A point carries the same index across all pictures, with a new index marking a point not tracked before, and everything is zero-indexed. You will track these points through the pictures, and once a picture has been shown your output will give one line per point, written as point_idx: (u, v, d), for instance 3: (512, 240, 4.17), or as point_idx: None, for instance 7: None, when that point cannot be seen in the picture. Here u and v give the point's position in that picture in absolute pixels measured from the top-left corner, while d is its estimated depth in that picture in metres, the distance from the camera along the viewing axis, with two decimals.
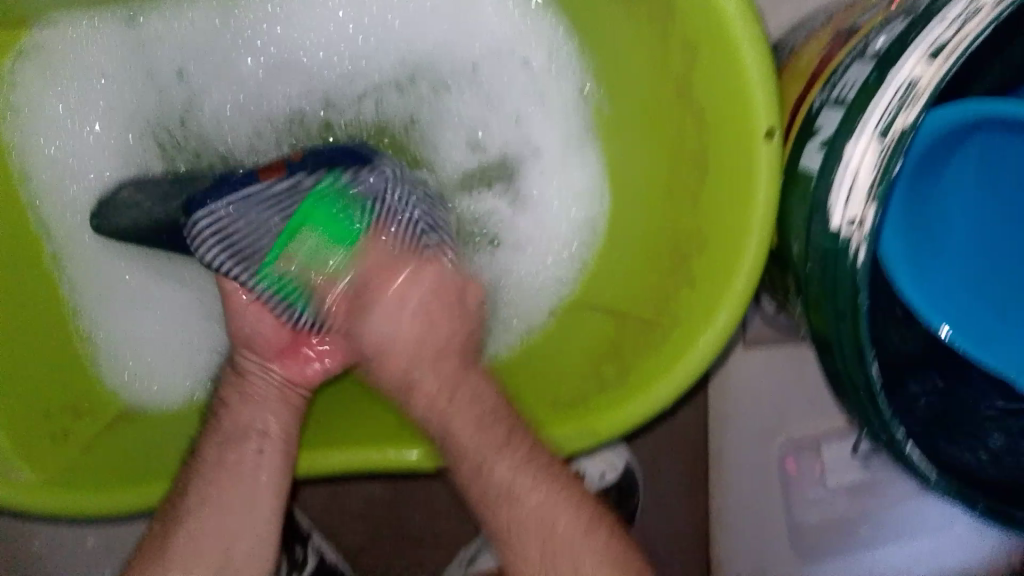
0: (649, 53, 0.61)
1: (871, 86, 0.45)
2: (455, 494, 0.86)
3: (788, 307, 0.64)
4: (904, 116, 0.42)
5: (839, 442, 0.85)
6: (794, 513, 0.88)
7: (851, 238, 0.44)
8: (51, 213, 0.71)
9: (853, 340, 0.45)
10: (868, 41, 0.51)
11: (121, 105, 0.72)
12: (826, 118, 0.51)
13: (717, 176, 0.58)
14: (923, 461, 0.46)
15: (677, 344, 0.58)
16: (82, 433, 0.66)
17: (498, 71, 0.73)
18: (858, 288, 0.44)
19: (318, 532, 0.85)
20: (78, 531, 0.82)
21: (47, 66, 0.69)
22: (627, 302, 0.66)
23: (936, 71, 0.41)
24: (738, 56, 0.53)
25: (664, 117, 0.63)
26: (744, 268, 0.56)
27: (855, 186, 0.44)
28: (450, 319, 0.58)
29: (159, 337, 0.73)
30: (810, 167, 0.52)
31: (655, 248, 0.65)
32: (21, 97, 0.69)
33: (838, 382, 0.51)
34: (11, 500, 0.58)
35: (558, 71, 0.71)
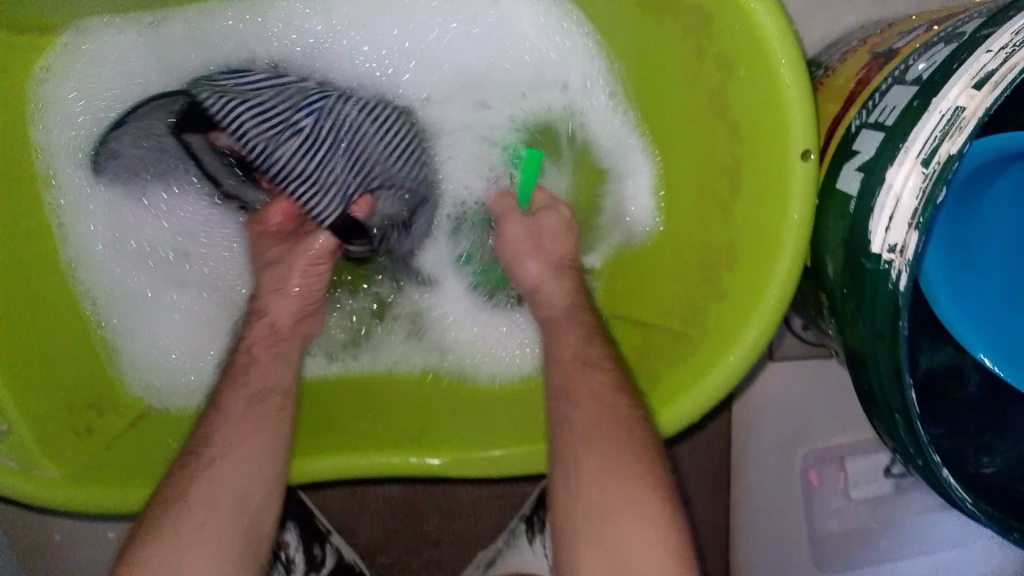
0: (684, 63, 0.60)
1: (914, 111, 0.44)
2: (474, 497, 0.86)
3: (819, 323, 0.63)
4: (949, 144, 0.41)
5: (864, 456, 0.84)
6: (815, 525, 0.86)
7: (892, 264, 0.43)
8: (75, 214, 0.71)
9: (891, 364, 0.44)
10: (909, 63, 0.50)
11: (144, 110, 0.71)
12: (866, 139, 0.50)
13: (751, 192, 0.57)
14: (959, 487, 0.45)
15: (705, 359, 0.58)
16: (106, 429, 0.67)
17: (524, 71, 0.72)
18: (899, 312, 0.43)
19: (336, 531, 0.85)
20: (99, 523, 0.83)
21: (73, 66, 0.68)
22: (653, 315, 0.65)
23: (982, 99, 0.40)
24: (777, 71, 0.52)
25: (697, 127, 0.62)
26: (777, 287, 0.55)
27: (897, 212, 0.43)
28: None
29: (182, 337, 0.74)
30: (848, 188, 0.51)
31: (683, 260, 0.64)
32: (46, 96, 0.68)
33: (872, 403, 0.50)
34: (36, 496, 0.59)
35: (590, 74, 0.70)
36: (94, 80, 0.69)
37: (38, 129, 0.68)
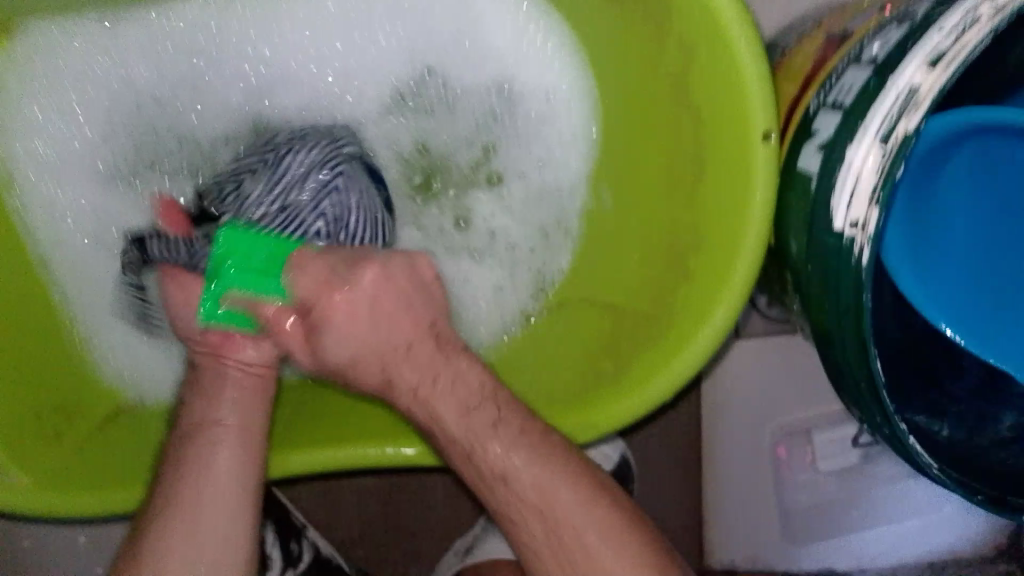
0: (644, 48, 0.61)
1: (871, 91, 0.45)
2: (450, 487, 0.86)
3: (784, 301, 0.64)
4: (906, 122, 0.42)
5: (831, 429, 0.85)
6: (784, 498, 0.88)
7: (855, 239, 0.44)
8: (39, 214, 0.70)
9: (856, 337, 0.46)
10: (863, 45, 0.51)
11: (108, 109, 0.71)
12: (824, 119, 0.51)
13: (715, 175, 0.57)
14: (924, 453, 0.46)
15: (673, 341, 0.59)
16: (78, 434, 0.66)
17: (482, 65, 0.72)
18: (862, 285, 0.44)
19: (313, 526, 0.85)
20: (73, 528, 0.82)
21: (22, 62, 0.67)
22: (622, 299, 0.66)
23: (936, 77, 0.41)
24: (735, 56, 0.53)
25: (657, 114, 0.63)
26: (741, 265, 0.56)
27: (857, 190, 0.44)
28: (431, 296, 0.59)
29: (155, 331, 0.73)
30: (808, 168, 0.52)
31: (649, 244, 0.65)
32: (1, 102, 0.67)
33: (839, 376, 0.51)
34: (9, 503, 0.58)
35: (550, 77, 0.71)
36: (54, 82, 0.69)
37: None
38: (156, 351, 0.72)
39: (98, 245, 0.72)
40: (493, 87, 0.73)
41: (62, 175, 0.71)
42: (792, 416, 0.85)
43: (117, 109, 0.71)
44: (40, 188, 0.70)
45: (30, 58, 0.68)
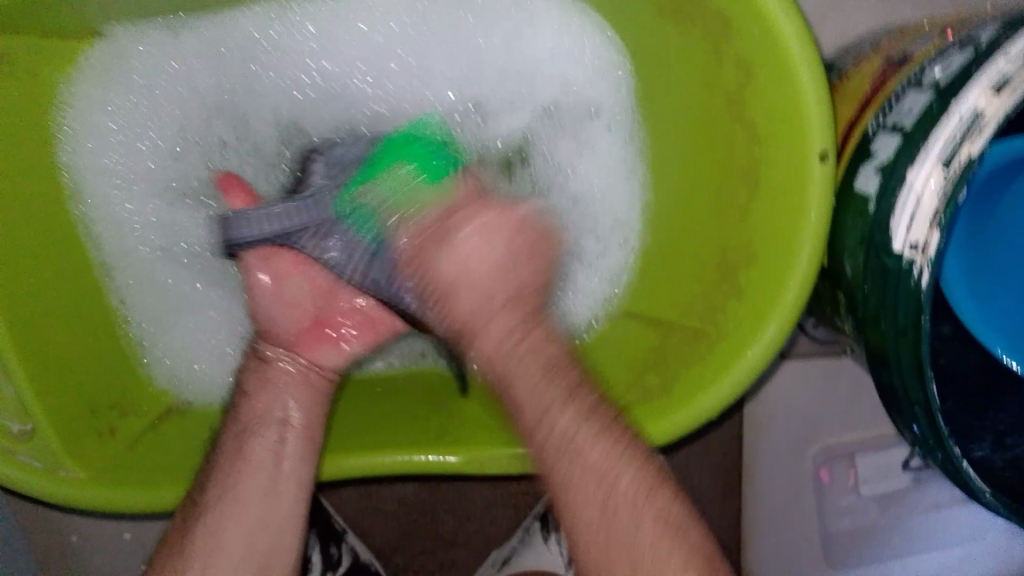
0: (700, 65, 0.61)
1: (934, 114, 0.45)
2: (489, 498, 0.87)
3: (835, 322, 0.64)
4: (969, 146, 0.43)
5: (876, 453, 0.85)
6: (826, 523, 0.87)
7: (913, 261, 0.45)
8: (105, 221, 0.71)
9: (913, 359, 0.46)
10: (923, 69, 0.51)
11: (172, 113, 0.72)
12: (883, 140, 0.51)
13: (769, 193, 0.58)
14: (977, 478, 0.47)
15: (724, 355, 0.59)
16: (128, 431, 0.67)
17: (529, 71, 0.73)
18: (922, 306, 0.44)
19: (352, 531, 0.86)
20: (118, 524, 0.84)
21: (93, 65, 0.68)
22: (673, 314, 0.66)
23: (1001, 102, 0.42)
24: (794, 73, 0.53)
25: (714, 132, 0.63)
26: (793, 285, 0.56)
27: (918, 211, 0.45)
28: (489, 310, 0.55)
29: (204, 333, 0.74)
30: (865, 189, 0.52)
31: (699, 259, 0.65)
32: (76, 110, 0.68)
33: (894, 398, 0.51)
34: (62, 495, 0.60)
35: (604, 106, 0.71)
36: (119, 90, 0.70)
37: (64, 152, 0.68)
38: (201, 342, 0.74)
39: (165, 254, 0.73)
40: (544, 93, 0.73)
41: (129, 180, 0.72)
42: (836, 438, 0.85)
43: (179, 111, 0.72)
44: (102, 190, 0.70)
45: (99, 68, 0.68)
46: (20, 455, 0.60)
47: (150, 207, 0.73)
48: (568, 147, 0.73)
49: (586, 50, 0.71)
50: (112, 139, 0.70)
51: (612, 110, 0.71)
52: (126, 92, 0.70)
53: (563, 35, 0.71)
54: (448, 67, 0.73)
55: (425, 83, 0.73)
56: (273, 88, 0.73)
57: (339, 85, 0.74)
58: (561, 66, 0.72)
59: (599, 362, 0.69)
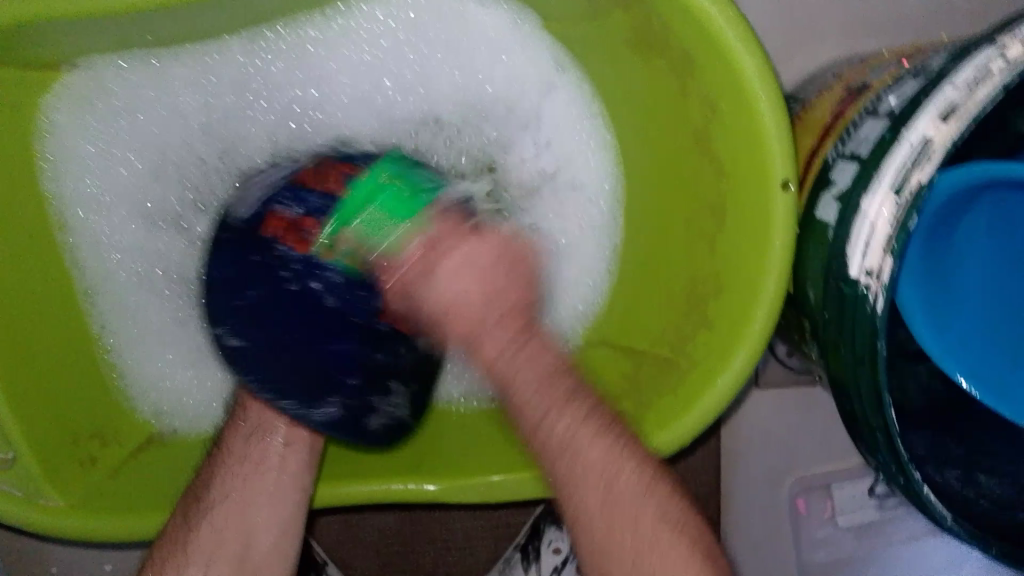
0: (670, 97, 0.63)
1: (886, 142, 0.47)
2: (469, 528, 0.87)
3: (803, 348, 0.65)
4: (919, 173, 0.45)
5: (850, 483, 0.86)
6: (804, 552, 0.88)
7: (869, 288, 0.46)
8: (87, 252, 0.72)
9: (870, 387, 0.47)
10: (880, 97, 0.53)
11: (150, 146, 0.73)
12: (842, 168, 0.53)
13: (737, 220, 0.59)
14: (938, 503, 0.48)
15: (694, 383, 0.60)
16: (109, 460, 0.68)
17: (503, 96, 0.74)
18: (876, 332, 0.45)
19: (333, 563, 0.86)
20: (98, 556, 0.84)
21: (71, 93, 0.68)
22: (644, 339, 0.68)
23: (948, 131, 0.44)
24: (756, 107, 0.55)
25: (682, 161, 0.64)
26: (761, 312, 0.57)
27: (872, 237, 0.46)
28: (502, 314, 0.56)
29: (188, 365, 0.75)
30: (826, 217, 0.53)
31: (671, 289, 0.66)
32: (53, 146, 0.69)
33: (856, 426, 0.52)
34: (42, 524, 0.60)
35: (584, 143, 0.73)
36: (108, 124, 0.71)
37: (47, 180, 0.69)
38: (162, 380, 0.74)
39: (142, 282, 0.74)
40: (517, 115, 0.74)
41: (110, 213, 0.73)
42: (812, 467, 0.86)
43: (165, 145, 0.73)
44: (86, 217, 0.72)
45: (84, 103, 0.69)
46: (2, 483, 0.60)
47: (133, 241, 0.74)
48: (555, 189, 0.74)
49: (563, 88, 0.72)
50: (98, 167, 0.71)
51: (585, 140, 0.73)
52: (111, 126, 0.71)
53: (540, 78, 0.72)
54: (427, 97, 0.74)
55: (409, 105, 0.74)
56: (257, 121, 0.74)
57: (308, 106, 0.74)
58: (542, 105, 0.73)
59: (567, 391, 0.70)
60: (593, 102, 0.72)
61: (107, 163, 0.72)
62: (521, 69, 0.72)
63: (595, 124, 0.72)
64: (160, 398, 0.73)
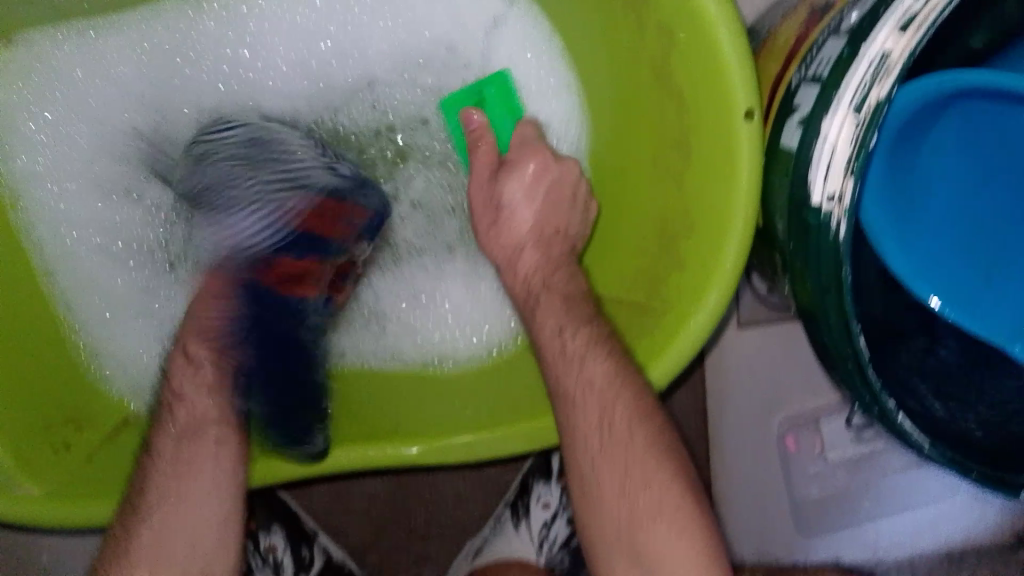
0: (627, 33, 0.61)
1: (846, 59, 0.46)
2: (460, 489, 0.87)
3: (777, 282, 0.64)
4: (878, 88, 0.43)
5: (838, 418, 0.86)
6: (795, 489, 0.88)
7: (832, 213, 0.45)
8: (45, 232, 0.71)
9: (839, 316, 0.46)
10: (843, 15, 0.52)
11: (91, 121, 0.72)
12: (805, 92, 0.52)
13: (703, 156, 0.58)
14: (915, 430, 0.47)
15: (670, 327, 0.59)
16: (88, 444, 0.66)
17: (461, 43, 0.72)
18: (840, 259, 0.45)
19: (323, 531, 0.86)
20: (85, 540, 0.83)
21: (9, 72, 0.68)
22: (620, 288, 0.66)
23: (907, 41, 0.42)
24: (715, 35, 0.53)
25: (646, 100, 0.63)
26: (733, 248, 0.56)
27: (834, 159, 0.45)
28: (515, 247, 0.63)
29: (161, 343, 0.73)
30: (790, 144, 0.52)
31: (642, 234, 0.65)
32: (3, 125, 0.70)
33: (827, 355, 0.51)
34: (19, 515, 0.59)
35: (545, 88, 0.71)
36: (47, 101, 0.71)
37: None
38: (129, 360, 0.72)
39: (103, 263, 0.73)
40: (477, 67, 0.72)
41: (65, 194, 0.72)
42: (799, 404, 0.85)
43: (110, 113, 0.72)
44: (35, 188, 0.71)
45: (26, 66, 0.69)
46: None
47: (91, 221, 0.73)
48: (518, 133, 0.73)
49: (513, 30, 0.71)
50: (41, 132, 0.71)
51: (546, 85, 0.71)
52: (49, 100, 0.71)
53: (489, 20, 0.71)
54: (395, 49, 0.73)
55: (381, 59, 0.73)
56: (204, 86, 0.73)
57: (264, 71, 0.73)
58: (493, 49, 0.71)
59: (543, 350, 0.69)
60: (551, 44, 0.70)
61: (50, 138, 0.72)
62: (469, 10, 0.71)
63: (555, 69, 0.71)
64: (127, 377, 0.72)
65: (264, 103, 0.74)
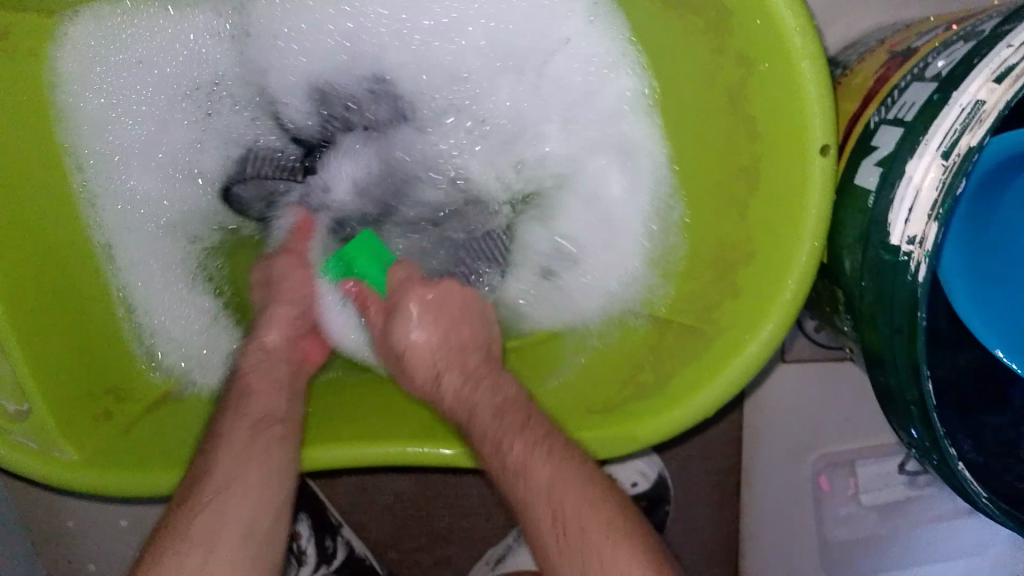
0: (705, 55, 0.60)
1: (936, 105, 0.45)
2: (485, 495, 0.86)
3: (835, 322, 0.63)
4: (969, 136, 0.42)
5: (876, 462, 0.84)
6: (824, 529, 0.87)
7: (911, 255, 0.44)
8: (102, 204, 0.71)
9: (908, 357, 0.45)
10: (928, 62, 0.51)
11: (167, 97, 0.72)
12: (885, 133, 0.51)
13: (771, 185, 0.57)
14: (974, 481, 0.46)
15: (720, 355, 0.58)
16: (124, 415, 0.67)
17: (530, 51, 0.71)
18: (917, 302, 0.43)
19: (347, 525, 0.86)
20: (113, 511, 0.84)
21: (83, 45, 0.67)
22: (673, 311, 0.65)
23: (1002, 93, 0.41)
24: (797, 67, 0.53)
25: (716, 123, 0.62)
26: (793, 280, 0.55)
27: (917, 203, 0.44)
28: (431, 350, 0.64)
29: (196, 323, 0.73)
30: (866, 183, 0.51)
31: (703, 257, 0.64)
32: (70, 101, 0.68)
33: (889, 398, 0.50)
34: (51, 475, 0.60)
35: (628, 122, 0.69)
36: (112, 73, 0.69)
37: (65, 134, 0.68)
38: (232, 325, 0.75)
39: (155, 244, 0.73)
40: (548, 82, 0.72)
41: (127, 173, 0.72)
42: (834, 445, 0.84)
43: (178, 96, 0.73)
44: (98, 173, 0.70)
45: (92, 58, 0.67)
46: (15, 436, 0.60)
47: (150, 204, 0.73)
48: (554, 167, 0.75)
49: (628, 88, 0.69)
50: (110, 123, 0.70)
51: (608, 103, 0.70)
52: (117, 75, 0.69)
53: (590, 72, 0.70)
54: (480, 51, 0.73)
55: (467, 54, 0.73)
56: (288, 60, 0.75)
57: (355, 54, 0.74)
58: (560, 68, 0.71)
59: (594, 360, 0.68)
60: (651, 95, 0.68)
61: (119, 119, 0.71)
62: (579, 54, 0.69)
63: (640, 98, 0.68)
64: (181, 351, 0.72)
65: (359, 78, 0.76)
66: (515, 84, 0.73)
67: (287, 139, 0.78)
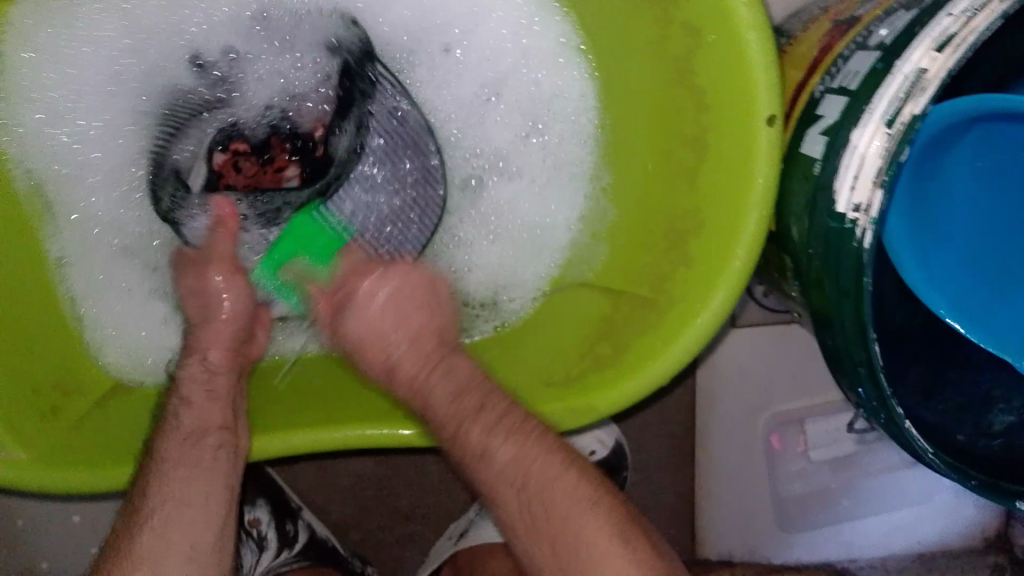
0: (651, 28, 0.60)
1: (879, 73, 0.46)
2: (447, 472, 0.87)
3: (784, 288, 0.64)
4: (912, 105, 0.43)
5: (826, 420, 0.86)
6: (778, 487, 0.89)
7: (857, 222, 0.45)
8: (49, 204, 0.69)
9: (856, 320, 0.46)
10: (871, 30, 0.51)
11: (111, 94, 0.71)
12: (829, 102, 0.52)
13: (719, 156, 0.57)
14: (921, 438, 0.47)
15: (672, 326, 0.58)
16: (72, 411, 0.65)
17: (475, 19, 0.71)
18: (863, 267, 0.44)
19: (308, 508, 0.86)
20: (65, 505, 0.82)
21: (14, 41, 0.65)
22: (623, 282, 0.66)
23: (943, 61, 0.42)
24: (742, 38, 0.53)
25: (662, 95, 0.62)
26: (743, 248, 0.56)
27: (861, 171, 0.45)
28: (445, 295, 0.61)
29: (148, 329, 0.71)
30: (812, 152, 0.52)
31: (654, 228, 0.64)
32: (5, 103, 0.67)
33: (838, 362, 0.51)
34: (1, 476, 0.57)
35: (565, 105, 0.71)
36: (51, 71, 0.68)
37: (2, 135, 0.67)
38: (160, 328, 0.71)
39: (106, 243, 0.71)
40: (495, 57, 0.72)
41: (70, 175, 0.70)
42: (786, 405, 0.86)
43: (134, 75, 0.71)
44: (42, 169, 0.69)
45: (32, 29, 0.66)
46: None
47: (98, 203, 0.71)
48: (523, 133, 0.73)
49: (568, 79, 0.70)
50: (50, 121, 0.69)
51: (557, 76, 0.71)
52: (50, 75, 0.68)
53: (523, 60, 0.71)
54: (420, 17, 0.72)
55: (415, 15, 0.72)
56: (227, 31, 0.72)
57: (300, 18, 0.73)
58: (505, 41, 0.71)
59: (549, 324, 0.69)
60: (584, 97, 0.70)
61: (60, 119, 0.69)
62: (540, 42, 0.70)
63: (576, 86, 0.70)
64: (133, 351, 0.70)
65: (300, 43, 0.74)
66: (464, 58, 0.73)
67: (256, 125, 0.75)
